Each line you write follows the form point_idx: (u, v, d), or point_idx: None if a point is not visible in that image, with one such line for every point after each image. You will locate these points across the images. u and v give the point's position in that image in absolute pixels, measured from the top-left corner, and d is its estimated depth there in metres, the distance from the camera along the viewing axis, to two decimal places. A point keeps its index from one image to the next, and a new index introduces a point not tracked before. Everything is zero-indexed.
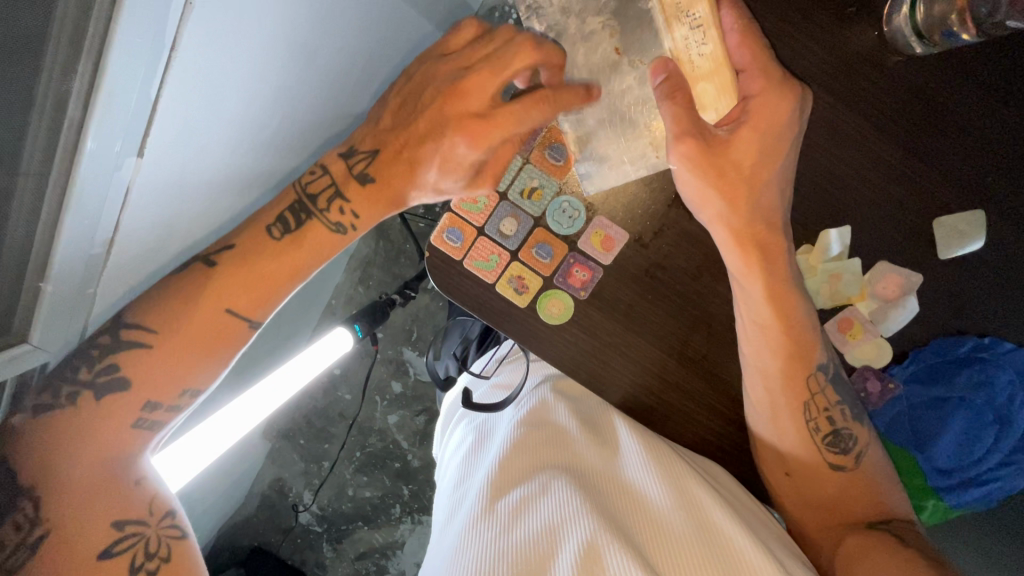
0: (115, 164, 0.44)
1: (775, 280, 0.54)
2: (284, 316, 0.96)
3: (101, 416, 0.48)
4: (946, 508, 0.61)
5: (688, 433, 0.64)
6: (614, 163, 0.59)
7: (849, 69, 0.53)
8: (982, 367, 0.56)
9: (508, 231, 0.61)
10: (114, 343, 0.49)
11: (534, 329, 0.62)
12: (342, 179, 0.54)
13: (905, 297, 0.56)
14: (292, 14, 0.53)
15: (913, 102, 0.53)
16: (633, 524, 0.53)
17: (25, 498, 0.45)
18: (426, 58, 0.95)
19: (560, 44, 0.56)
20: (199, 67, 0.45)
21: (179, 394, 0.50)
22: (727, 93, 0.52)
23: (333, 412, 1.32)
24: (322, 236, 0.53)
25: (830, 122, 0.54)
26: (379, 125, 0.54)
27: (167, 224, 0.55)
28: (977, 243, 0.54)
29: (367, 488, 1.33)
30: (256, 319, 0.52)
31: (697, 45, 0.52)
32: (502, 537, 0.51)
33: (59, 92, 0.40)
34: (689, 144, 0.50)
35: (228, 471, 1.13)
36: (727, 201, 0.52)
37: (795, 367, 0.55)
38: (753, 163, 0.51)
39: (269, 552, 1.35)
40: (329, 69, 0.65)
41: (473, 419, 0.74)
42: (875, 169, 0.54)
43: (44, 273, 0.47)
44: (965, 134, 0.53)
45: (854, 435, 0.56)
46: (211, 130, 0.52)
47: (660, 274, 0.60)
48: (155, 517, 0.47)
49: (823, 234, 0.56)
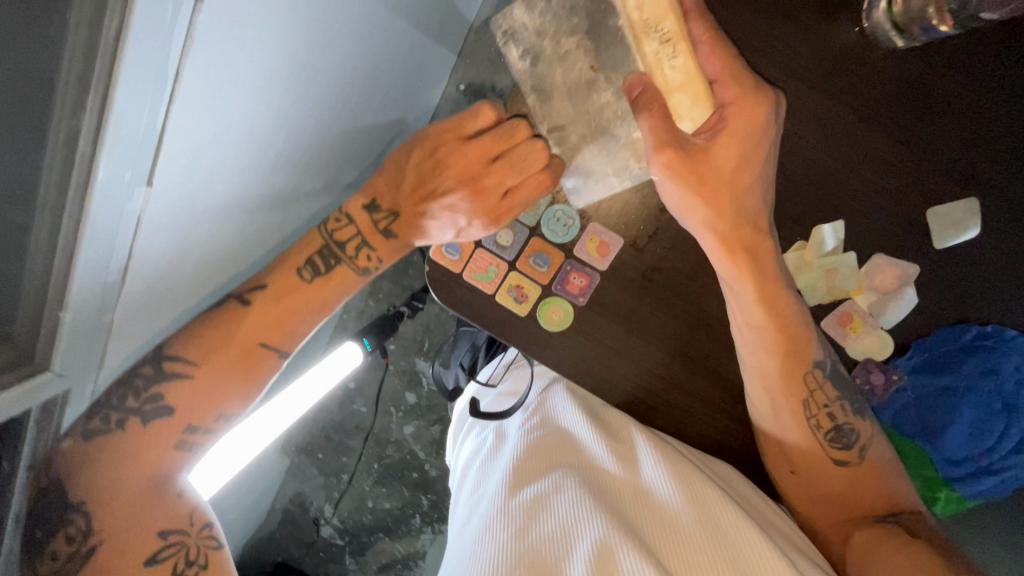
0: (125, 196, 0.45)
1: (764, 278, 0.54)
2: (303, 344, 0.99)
3: (146, 440, 0.50)
4: (959, 498, 0.61)
5: (696, 433, 0.64)
6: (600, 177, 0.61)
7: (832, 65, 0.53)
8: (987, 355, 0.57)
9: (505, 241, 0.63)
10: (153, 375, 0.51)
11: (537, 337, 0.63)
12: (367, 230, 0.57)
13: (903, 289, 0.56)
14: (289, 44, 0.54)
15: (899, 93, 0.53)
16: (643, 526, 0.53)
17: (75, 513, 0.46)
18: (424, 73, 0.97)
19: (538, 65, 0.57)
20: (198, 97, 0.46)
21: (215, 419, 0.53)
22: (701, 105, 0.52)
23: (350, 425, 1.34)
24: (350, 279, 0.57)
25: (817, 118, 0.54)
26: (399, 188, 0.57)
27: (178, 251, 0.57)
28: (972, 232, 0.54)
29: (387, 499, 1.35)
30: (285, 349, 0.56)
31: (670, 59, 0.52)
32: (518, 539, 0.52)
33: (71, 127, 0.42)
34: (667, 154, 0.51)
35: (250, 488, 1.15)
36: (709, 206, 0.53)
37: (792, 365, 0.56)
38: (734, 166, 0.52)
39: (294, 566, 1.38)
40: (328, 91, 0.67)
41: (484, 427, 0.75)
42: (866, 160, 0.55)
43: (63, 302, 0.48)
44: (955, 124, 0.53)
45: (855, 428, 0.56)
46: (218, 159, 0.54)
47: (657, 277, 0.61)
48: (195, 527, 0.49)
49: (816, 229, 0.57)
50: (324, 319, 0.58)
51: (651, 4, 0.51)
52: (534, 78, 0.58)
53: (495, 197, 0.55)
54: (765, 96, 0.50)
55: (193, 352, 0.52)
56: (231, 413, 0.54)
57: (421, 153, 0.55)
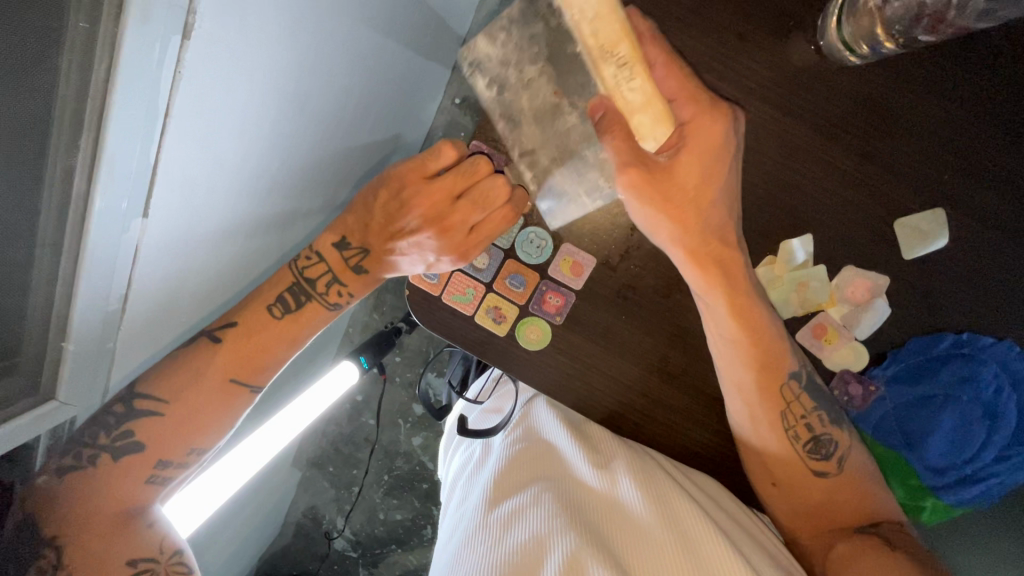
0: (121, 228, 0.44)
1: (735, 292, 0.55)
2: (303, 362, 0.99)
3: (116, 476, 0.54)
4: (946, 506, 0.61)
5: (677, 446, 0.65)
6: (573, 197, 0.62)
7: (792, 83, 0.54)
8: (964, 363, 0.57)
9: (481, 264, 0.64)
10: (124, 413, 0.54)
11: (516, 356, 0.63)
12: (338, 267, 0.61)
13: (875, 300, 0.56)
14: (281, 65, 0.51)
15: (860, 109, 0.54)
16: (615, 540, 0.55)
17: (47, 548, 0.50)
18: (422, 90, 0.97)
19: (504, 95, 0.59)
20: (195, 137, 0.45)
21: (187, 453, 0.57)
22: (662, 123, 0.52)
23: (359, 438, 1.35)
24: (320, 314, 0.62)
25: (780, 135, 0.55)
26: (369, 225, 0.59)
27: (175, 282, 0.55)
28: (939, 242, 0.55)
29: (398, 510, 1.36)
30: (255, 383, 0.60)
31: (626, 82, 0.52)
32: (493, 551, 0.53)
33: (66, 166, 0.41)
34: (633, 173, 0.52)
35: (260, 504, 1.18)
36: (677, 223, 0.54)
37: (767, 380, 0.56)
38: (697, 182, 0.53)
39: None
40: (330, 119, 0.67)
41: (471, 443, 0.77)
42: (829, 174, 0.55)
43: (65, 334, 0.49)
44: (920, 136, 0.54)
45: (834, 438, 0.57)
46: (212, 188, 0.51)
47: (631, 294, 0.62)
48: (165, 555, 0.53)
49: (785, 244, 0.57)
50: (296, 352, 0.62)
51: (606, 31, 0.50)
52: (503, 106, 0.59)
53: (462, 233, 0.58)
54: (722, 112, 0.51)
55: (163, 390, 0.55)
56: (202, 447, 0.58)
57: (388, 194, 0.58)
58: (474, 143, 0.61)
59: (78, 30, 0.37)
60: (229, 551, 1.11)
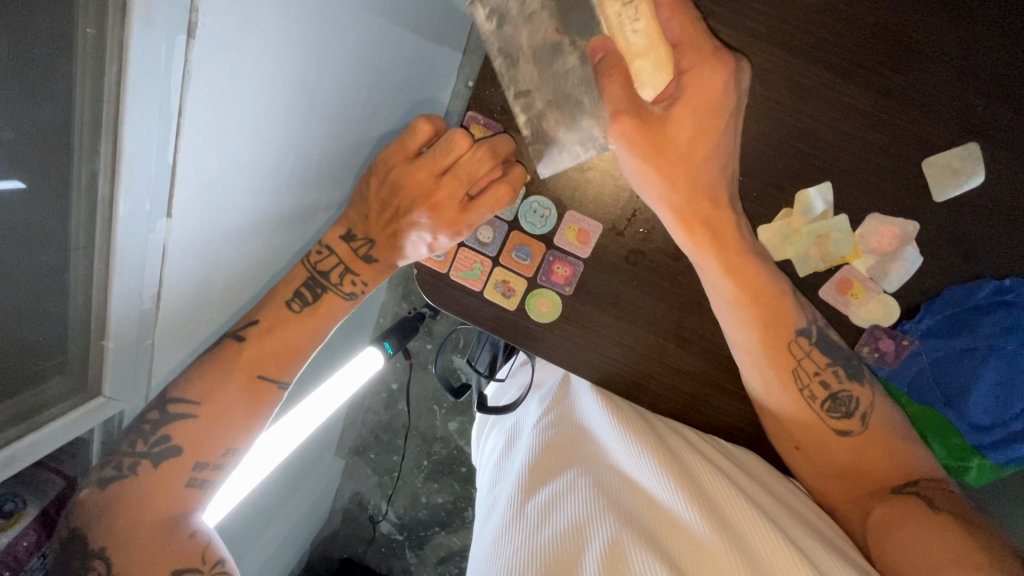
0: (147, 229, 0.45)
1: (730, 250, 0.53)
2: (336, 348, 1.02)
3: (158, 484, 0.53)
4: (995, 467, 0.57)
5: (698, 416, 0.63)
6: (565, 146, 0.57)
7: (805, 21, 0.50)
8: (1008, 312, 0.53)
9: (486, 238, 0.63)
10: (159, 419, 0.54)
11: (528, 330, 0.62)
12: (348, 257, 0.62)
13: (903, 249, 0.53)
14: (288, 56, 0.50)
15: (879, 42, 0.50)
16: (649, 520, 0.54)
17: (96, 560, 0.50)
18: (442, 74, 0.95)
19: (507, 29, 0.54)
20: (210, 134, 0.46)
21: (222, 454, 0.56)
22: (662, 71, 0.52)
23: (397, 424, 1.38)
24: (336, 304, 0.62)
25: (790, 77, 0.51)
26: (367, 218, 0.61)
27: (206, 279, 0.56)
28: (975, 179, 0.51)
29: (439, 494, 1.39)
30: (283, 378, 0.60)
31: (631, 22, 0.51)
32: (530, 540, 0.54)
33: (90, 171, 0.42)
34: (625, 121, 0.51)
35: (307, 491, 1.22)
36: (667, 177, 0.52)
37: (776, 336, 0.54)
38: (688, 138, 0.51)
39: (358, 561, 1.45)
40: (346, 107, 0.66)
41: (503, 424, 0.78)
42: (846, 117, 0.52)
43: (104, 332, 0.48)
44: (944, 68, 0.50)
45: (853, 395, 0.54)
46: (232, 186, 0.52)
47: (641, 259, 0.60)
48: (208, 565, 0.52)
49: (801, 194, 0.54)
50: (319, 344, 0.63)
51: None
52: (501, 40, 0.54)
53: (455, 209, 0.58)
54: (724, 60, 0.49)
55: (193, 393, 0.55)
56: (237, 447, 0.57)
57: (377, 181, 0.59)
58: (469, 114, 0.59)
59: (88, 36, 0.37)
60: (281, 539, 1.14)
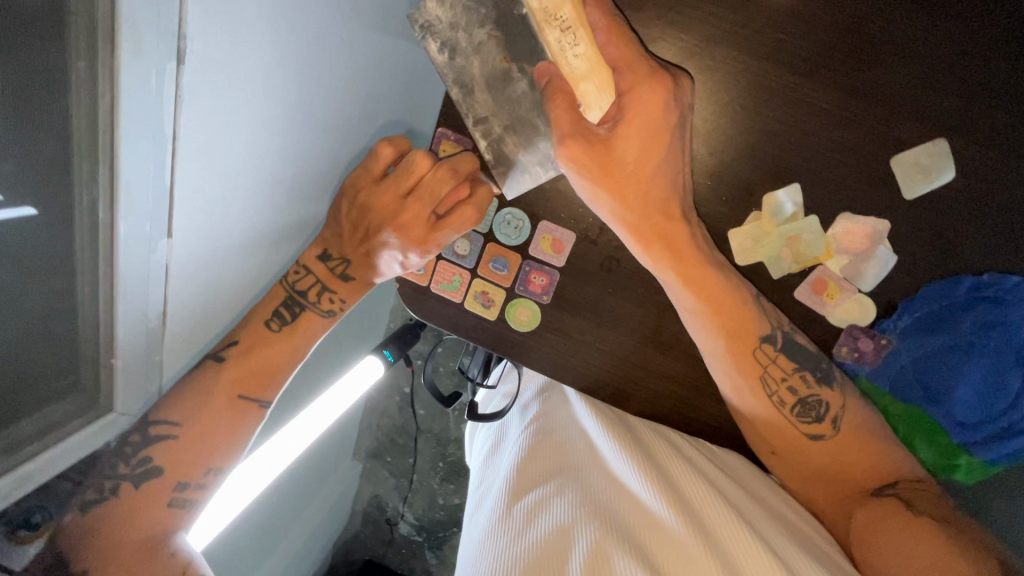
0: (149, 250, 0.45)
1: (687, 263, 0.53)
2: (345, 356, 1.04)
3: (140, 504, 0.56)
4: (982, 464, 0.56)
5: (679, 419, 0.63)
6: (525, 167, 0.58)
7: (766, 23, 0.50)
8: (990, 308, 0.52)
9: (463, 251, 0.63)
10: (141, 441, 0.56)
11: (508, 339, 0.63)
12: (326, 275, 0.64)
13: (876, 248, 0.52)
14: (274, 75, 0.51)
15: (845, 41, 0.49)
16: (632, 525, 0.54)
17: None
18: None
19: (465, 45, 0.54)
20: (203, 157, 0.46)
21: (204, 473, 0.59)
22: (606, 90, 0.52)
23: (411, 428, 1.39)
24: (315, 322, 0.64)
25: (754, 81, 0.51)
26: (341, 237, 0.63)
27: (209, 299, 0.57)
28: (944, 176, 0.50)
29: (456, 495, 1.41)
30: (263, 397, 0.62)
31: (569, 47, 0.52)
32: (514, 541, 0.54)
33: (92, 198, 0.41)
34: (572, 146, 0.51)
35: (325, 496, 1.26)
36: (618, 197, 0.53)
37: (738, 346, 0.54)
38: (636, 157, 0.52)
39: (379, 563, 1.48)
40: (343, 125, 0.68)
41: (491, 427, 0.79)
42: (812, 118, 0.51)
43: (113, 351, 0.48)
44: (910, 64, 0.49)
45: (823, 400, 0.54)
46: (228, 205, 0.53)
47: (615, 266, 0.60)
48: None
49: (770, 196, 0.53)
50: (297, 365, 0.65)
51: None
52: (455, 72, 0.55)
53: (424, 228, 0.59)
54: (663, 82, 0.49)
55: (175, 415, 0.57)
56: (218, 467, 0.60)
57: (348, 203, 0.62)
58: (440, 130, 0.60)
59: (80, 68, 0.36)
60: (298, 545, 1.17)
